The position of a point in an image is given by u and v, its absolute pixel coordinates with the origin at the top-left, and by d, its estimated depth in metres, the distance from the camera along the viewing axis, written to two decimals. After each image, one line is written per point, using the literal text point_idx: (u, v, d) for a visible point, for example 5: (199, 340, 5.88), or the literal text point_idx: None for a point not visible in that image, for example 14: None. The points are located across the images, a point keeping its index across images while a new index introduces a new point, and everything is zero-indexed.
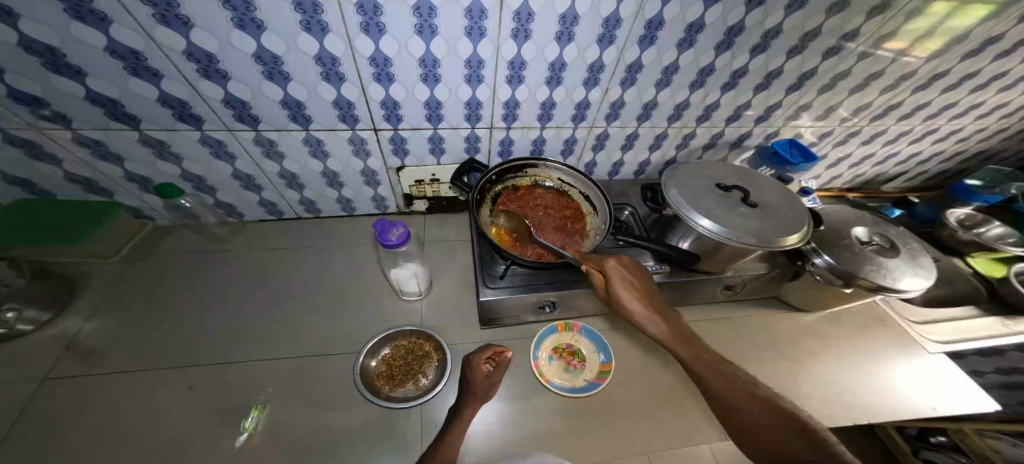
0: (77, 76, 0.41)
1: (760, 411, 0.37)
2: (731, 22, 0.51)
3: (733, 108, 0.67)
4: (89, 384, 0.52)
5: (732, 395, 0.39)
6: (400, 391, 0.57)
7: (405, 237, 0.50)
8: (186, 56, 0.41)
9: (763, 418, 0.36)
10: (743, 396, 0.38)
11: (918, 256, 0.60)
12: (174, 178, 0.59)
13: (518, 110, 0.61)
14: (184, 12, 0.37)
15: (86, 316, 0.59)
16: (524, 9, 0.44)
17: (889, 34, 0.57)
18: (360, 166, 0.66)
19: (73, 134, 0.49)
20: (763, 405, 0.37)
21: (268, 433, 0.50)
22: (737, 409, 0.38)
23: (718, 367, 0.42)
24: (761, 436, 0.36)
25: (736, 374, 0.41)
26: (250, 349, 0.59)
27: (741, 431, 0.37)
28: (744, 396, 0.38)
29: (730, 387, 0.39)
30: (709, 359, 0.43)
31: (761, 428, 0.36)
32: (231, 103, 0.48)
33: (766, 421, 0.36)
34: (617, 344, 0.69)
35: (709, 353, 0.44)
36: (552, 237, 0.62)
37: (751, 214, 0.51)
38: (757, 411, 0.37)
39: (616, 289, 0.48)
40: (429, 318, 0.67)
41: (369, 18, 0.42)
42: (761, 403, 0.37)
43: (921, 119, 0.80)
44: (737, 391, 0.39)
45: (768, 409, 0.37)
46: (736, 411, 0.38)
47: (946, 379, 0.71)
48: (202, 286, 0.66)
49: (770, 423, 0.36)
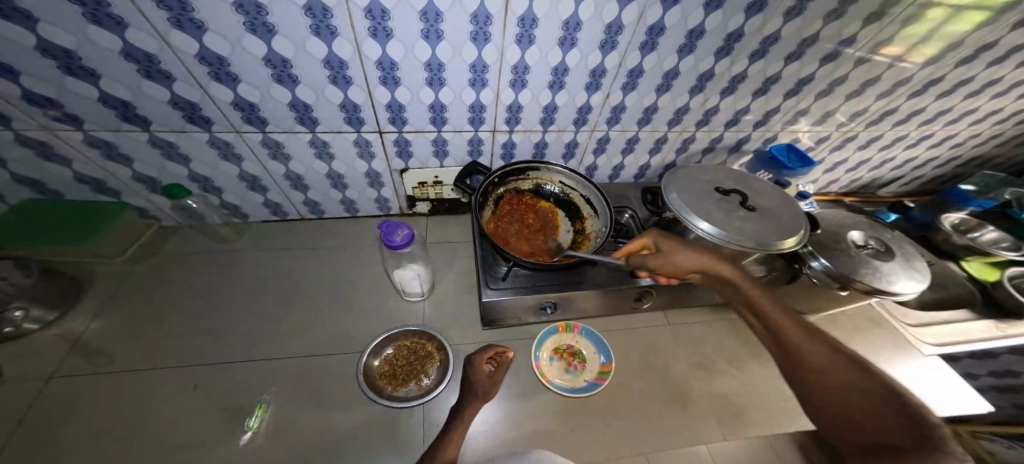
0: (91, 78, 0.42)
1: (861, 389, 0.29)
2: (731, 28, 0.52)
3: (732, 112, 0.68)
4: (96, 383, 0.52)
5: (821, 369, 0.32)
6: (402, 391, 0.58)
7: (409, 238, 0.51)
8: (198, 59, 0.42)
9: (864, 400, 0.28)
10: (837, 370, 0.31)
11: (913, 259, 0.61)
12: (181, 179, 0.60)
13: (521, 113, 0.62)
14: (198, 15, 0.38)
15: (91, 316, 0.59)
16: (529, 15, 0.45)
17: (886, 40, 0.58)
18: (364, 168, 0.66)
19: (84, 135, 0.49)
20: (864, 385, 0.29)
21: (275, 432, 0.51)
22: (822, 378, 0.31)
23: (816, 337, 0.35)
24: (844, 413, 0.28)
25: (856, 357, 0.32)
26: (255, 348, 0.59)
27: (829, 411, 0.29)
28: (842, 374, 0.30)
29: (821, 359, 0.32)
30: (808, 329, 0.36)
31: (858, 410, 0.28)
32: (240, 105, 0.49)
33: (860, 398, 0.28)
34: (617, 345, 0.70)
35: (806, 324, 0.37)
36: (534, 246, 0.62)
37: (750, 218, 0.52)
38: (856, 388, 0.29)
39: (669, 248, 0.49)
40: (431, 319, 0.68)
41: (377, 23, 0.42)
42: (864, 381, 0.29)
43: (917, 124, 0.81)
44: (834, 366, 0.31)
45: (874, 391, 0.28)
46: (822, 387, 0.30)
47: (939, 381, 0.72)
48: (208, 286, 0.66)
49: (869, 403, 0.27)
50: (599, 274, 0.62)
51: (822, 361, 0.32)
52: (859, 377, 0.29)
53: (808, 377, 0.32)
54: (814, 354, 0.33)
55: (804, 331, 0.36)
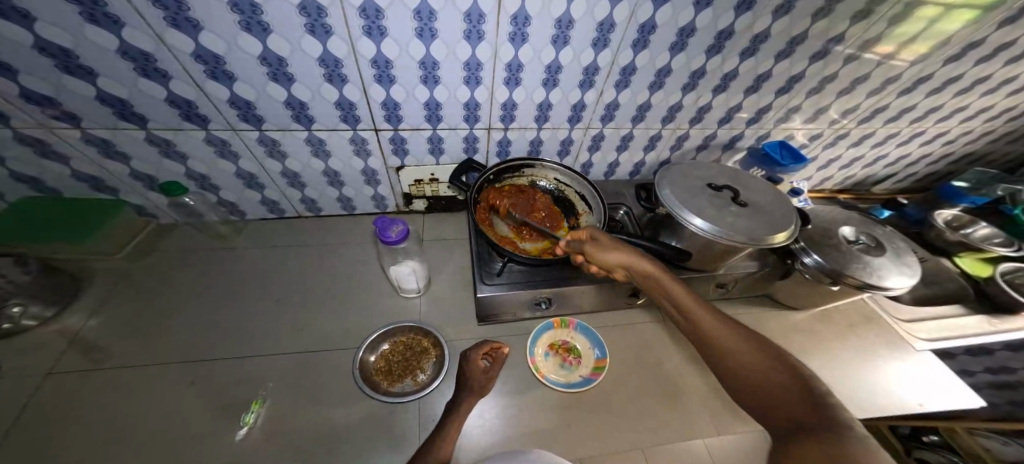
0: (88, 76, 0.42)
1: (775, 374, 0.32)
2: (721, 26, 0.52)
3: (725, 110, 0.69)
4: (94, 379, 0.53)
5: (744, 359, 0.34)
6: (398, 387, 0.58)
7: (404, 234, 0.51)
8: (194, 58, 0.43)
9: (783, 388, 0.31)
10: (760, 360, 0.34)
11: (903, 255, 0.62)
12: (178, 177, 0.61)
13: (515, 111, 0.62)
14: (195, 15, 0.38)
15: (88, 313, 0.60)
16: (521, 14, 0.46)
17: (874, 38, 0.59)
18: (361, 166, 0.67)
19: (82, 133, 0.50)
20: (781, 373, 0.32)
21: (271, 427, 0.51)
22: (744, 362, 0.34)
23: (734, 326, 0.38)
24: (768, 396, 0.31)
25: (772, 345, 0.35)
26: (252, 345, 0.60)
27: (755, 397, 0.32)
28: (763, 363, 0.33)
29: (744, 349, 0.35)
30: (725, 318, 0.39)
31: (778, 395, 0.30)
32: (236, 103, 0.50)
33: (777, 382, 0.31)
34: (612, 341, 0.70)
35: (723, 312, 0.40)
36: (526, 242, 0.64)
37: (741, 213, 0.53)
38: (775, 376, 0.32)
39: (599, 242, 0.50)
40: (427, 315, 0.68)
41: (371, 22, 0.43)
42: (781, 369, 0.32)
43: (909, 121, 0.82)
44: (755, 355, 0.34)
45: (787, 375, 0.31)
46: (748, 378, 0.33)
47: (931, 376, 0.73)
48: (206, 283, 0.67)
49: (785, 387, 0.30)
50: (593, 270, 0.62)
51: (744, 349, 0.35)
52: (777, 366, 0.33)
53: (734, 367, 0.35)
54: (737, 345, 0.36)
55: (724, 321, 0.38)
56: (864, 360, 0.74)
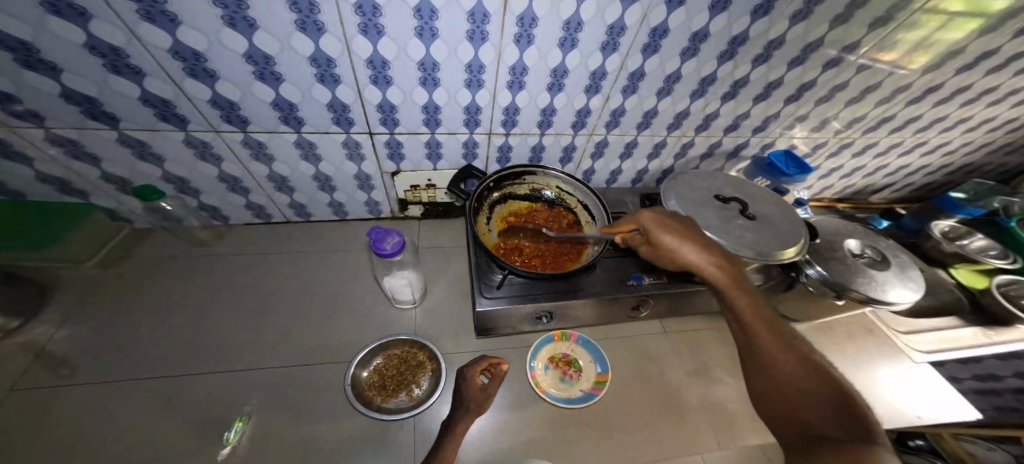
0: (51, 72, 0.39)
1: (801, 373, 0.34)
2: (736, 31, 0.50)
3: (731, 118, 0.68)
4: (59, 396, 0.49)
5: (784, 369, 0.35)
6: (391, 402, 0.56)
7: (400, 246, 0.48)
8: (171, 54, 0.39)
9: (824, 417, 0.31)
10: (809, 387, 0.33)
11: (907, 269, 0.61)
12: (154, 179, 0.57)
13: (518, 116, 0.60)
14: (170, 8, 0.35)
15: (57, 323, 0.56)
16: (528, 15, 0.43)
17: (886, 47, 0.58)
18: (354, 170, 0.64)
19: (46, 132, 0.46)
20: (810, 381, 0.34)
21: (257, 444, 0.49)
22: (785, 367, 0.35)
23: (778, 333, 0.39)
24: (794, 390, 0.34)
25: (795, 345, 0.38)
26: (234, 358, 0.57)
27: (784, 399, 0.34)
28: (793, 368, 0.35)
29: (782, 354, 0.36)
30: (784, 338, 0.38)
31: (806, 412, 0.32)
32: (219, 103, 0.46)
33: (806, 386, 0.33)
34: (612, 354, 0.68)
35: (808, 353, 0.37)
36: (526, 253, 0.61)
37: (749, 227, 0.51)
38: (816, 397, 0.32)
39: (656, 234, 0.46)
40: (422, 327, 0.65)
41: (368, 20, 0.40)
42: (808, 377, 0.34)
43: (913, 131, 0.81)
44: (791, 361, 0.36)
45: (813, 383, 0.34)
46: (785, 381, 0.35)
47: (931, 391, 0.73)
48: (186, 291, 0.63)
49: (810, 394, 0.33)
50: (596, 283, 0.60)
51: (800, 387, 0.34)
52: (807, 373, 0.34)
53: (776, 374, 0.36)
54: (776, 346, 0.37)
55: (789, 347, 0.37)
56: (863, 371, 0.74)
